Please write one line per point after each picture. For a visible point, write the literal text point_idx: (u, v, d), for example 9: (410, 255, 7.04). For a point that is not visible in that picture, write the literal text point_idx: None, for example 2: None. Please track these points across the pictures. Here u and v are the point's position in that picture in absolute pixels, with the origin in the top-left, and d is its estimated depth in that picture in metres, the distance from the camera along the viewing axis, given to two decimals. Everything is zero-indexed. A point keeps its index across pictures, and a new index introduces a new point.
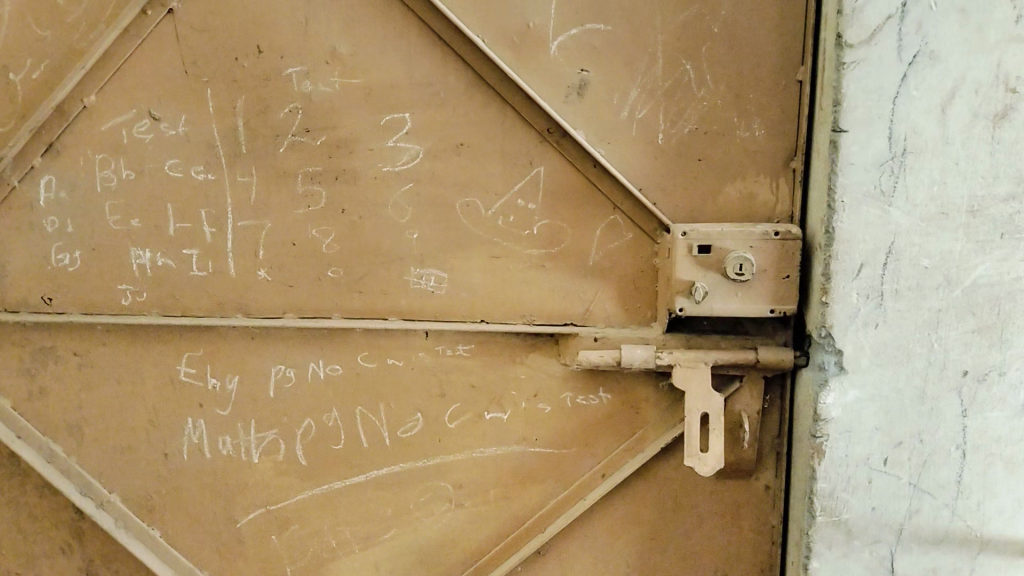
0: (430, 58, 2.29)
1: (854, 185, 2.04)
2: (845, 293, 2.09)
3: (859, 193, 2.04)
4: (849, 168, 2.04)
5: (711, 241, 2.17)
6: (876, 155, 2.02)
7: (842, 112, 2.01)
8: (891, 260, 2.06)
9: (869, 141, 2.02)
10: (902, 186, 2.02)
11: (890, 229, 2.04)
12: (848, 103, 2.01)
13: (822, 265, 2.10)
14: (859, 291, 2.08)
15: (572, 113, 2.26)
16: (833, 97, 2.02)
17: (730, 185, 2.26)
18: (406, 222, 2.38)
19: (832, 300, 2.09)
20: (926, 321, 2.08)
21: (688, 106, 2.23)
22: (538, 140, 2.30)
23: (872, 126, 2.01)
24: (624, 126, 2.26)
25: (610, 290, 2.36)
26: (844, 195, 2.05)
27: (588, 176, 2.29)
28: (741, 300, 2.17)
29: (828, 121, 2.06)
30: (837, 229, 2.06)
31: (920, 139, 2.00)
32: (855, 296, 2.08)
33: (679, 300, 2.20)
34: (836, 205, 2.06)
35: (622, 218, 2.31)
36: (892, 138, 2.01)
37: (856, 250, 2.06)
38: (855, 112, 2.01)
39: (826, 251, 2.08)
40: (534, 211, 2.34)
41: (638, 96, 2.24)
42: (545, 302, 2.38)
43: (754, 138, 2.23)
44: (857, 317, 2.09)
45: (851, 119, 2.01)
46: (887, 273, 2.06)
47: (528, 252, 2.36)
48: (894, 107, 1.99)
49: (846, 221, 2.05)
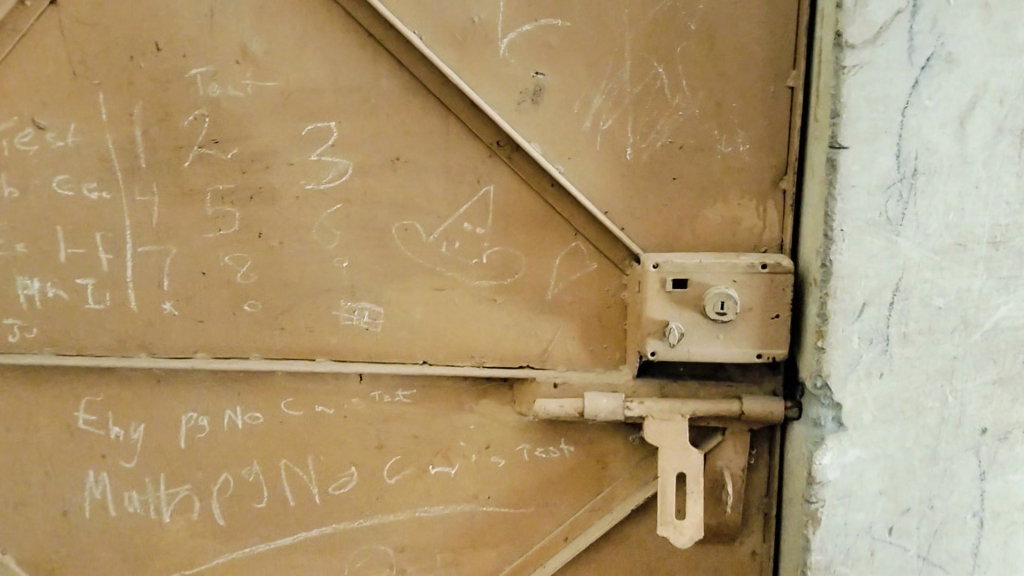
0: (358, 58, 1.94)
1: (855, 212, 1.72)
2: (845, 338, 1.78)
3: (861, 221, 1.73)
4: (850, 191, 1.72)
5: (688, 274, 1.84)
6: (881, 176, 1.71)
7: (841, 125, 1.70)
8: (898, 299, 1.75)
9: (873, 160, 1.70)
10: (912, 213, 1.71)
11: (898, 263, 1.73)
12: (848, 115, 1.69)
13: (817, 305, 1.79)
14: (861, 335, 1.77)
15: (526, 123, 1.93)
16: (830, 107, 1.70)
17: (709, 208, 1.94)
18: (334, 248, 2.04)
19: (829, 345, 1.78)
20: (938, 369, 1.78)
21: (661, 117, 1.91)
22: (486, 154, 1.96)
23: (878, 142, 1.69)
24: (586, 139, 1.93)
25: (572, 329, 2.03)
26: (844, 223, 1.73)
27: (545, 196, 1.96)
28: (723, 343, 1.86)
29: (825, 135, 1.74)
30: (835, 264, 1.75)
31: (934, 157, 1.69)
32: (856, 341, 1.78)
33: (650, 342, 1.88)
34: (834, 235, 1.74)
35: (585, 246, 1.98)
36: (902, 156, 1.69)
37: (857, 288, 1.75)
38: (857, 126, 1.69)
39: (823, 289, 1.77)
40: (482, 237, 2.00)
41: (602, 104, 1.92)
42: (498, 343, 2.05)
43: (737, 153, 1.91)
44: (858, 365, 1.78)
45: (853, 133, 1.70)
46: (893, 315, 1.76)
47: (476, 285, 2.02)
48: (903, 120, 1.68)
49: (845, 253, 1.74)
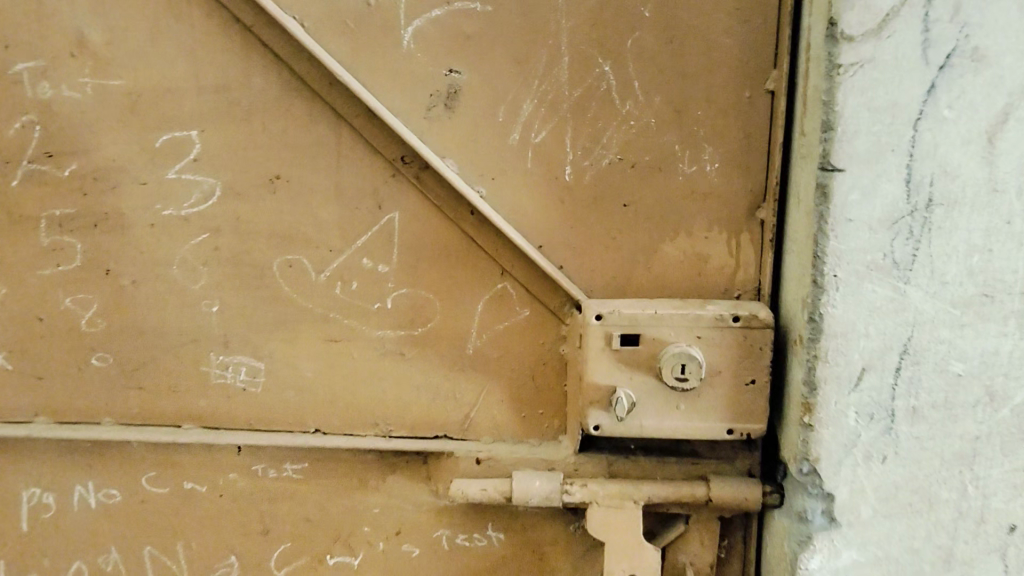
0: (225, 51, 1.54)
1: (851, 253, 1.34)
2: (839, 412, 1.39)
3: (859, 265, 1.35)
4: (846, 226, 1.34)
5: (641, 328, 1.45)
6: (886, 207, 1.32)
7: (835, 141, 1.31)
8: (906, 364, 1.37)
9: (876, 186, 1.32)
10: (924, 255, 1.33)
11: (906, 318, 1.35)
12: (844, 128, 1.31)
13: (803, 370, 1.41)
14: (858, 410, 1.39)
15: (437, 135, 1.54)
16: (821, 119, 1.32)
17: (668, 242, 1.55)
18: (201, 289, 1.63)
19: (817, 422, 1.40)
20: (956, 453, 1.40)
21: (607, 128, 1.51)
22: (388, 172, 1.56)
23: (881, 164, 1.31)
24: (513, 154, 1.54)
25: (500, 391, 1.62)
26: (837, 267, 1.35)
27: (464, 226, 1.55)
28: (685, 415, 1.46)
29: (814, 154, 1.36)
30: (826, 319, 1.37)
31: (955, 184, 1.30)
32: (852, 417, 1.39)
33: (594, 414, 1.48)
34: (825, 282, 1.36)
35: (514, 288, 1.58)
36: (913, 182, 1.31)
37: (854, 349, 1.37)
38: (855, 142, 1.31)
39: (810, 350, 1.39)
40: (385, 276, 1.59)
41: (533, 111, 1.52)
42: (407, 408, 1.64)
43: (704, 175, 1.51)
44: (855, 447, 1.40)
45: (850, 152, 1.31)
46: (899, 384, 1.38)
47: (379, 335, 1.62)
48: (915, 135, 1.30)
49: (839, 305, 1.36)
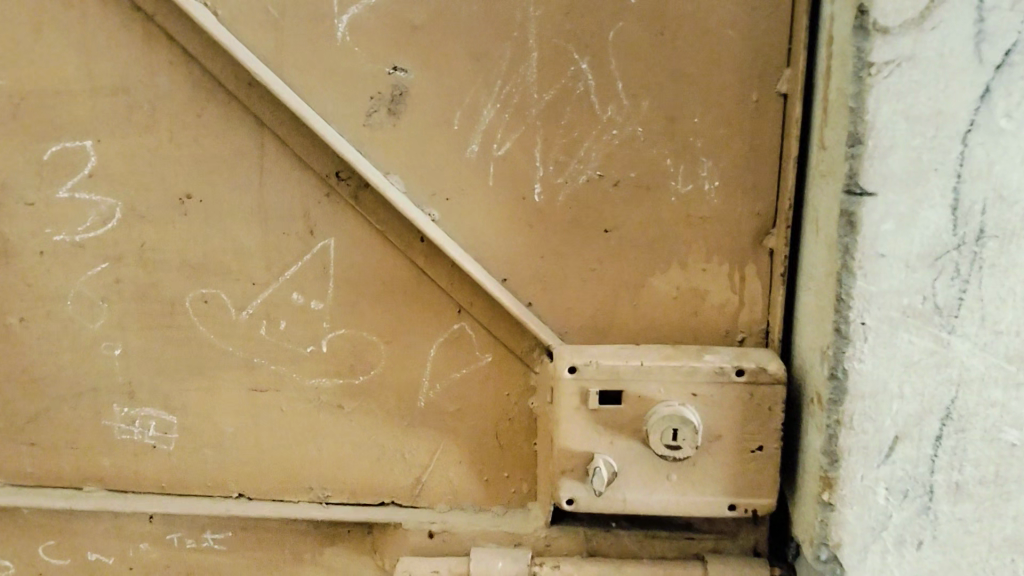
0: (124, 44, 1.28)
1: (883, 296, 1.09)
2: (865, 489, 1.14)
3: (893, 311, 1.09)
4: (877, 263, 1.08)
5: (624, 384, 1.19)
6: (927, 240, 1.07)
7: (864, 159, 1.06)
8: (949, 431, 1.11)
9: (914, 214, 1.06)
10: (973, 300, 1.07)
11: (950, 377, 1.10)
12: (876, 143, 1.05)
13: (821, 437, 1.15)
14: (889, 486, 1.14)
15: (380, 146, 1.28)
16: (847, 130, 1.06)
17: (658, 275, 1.29)
18: (102, 329, 1.38)
19: (840, 500, 1.15)
20: (1008, 539, 1.14)
21: (584, 138, 1.25)
22: (322, 191, 1.30)
23: (922, 187, 1.06)
24: (471, 170, 1.27)
25: (457, 451, 1.36)
26: (866, 314, 1.10)
27: (413, 256, 1.29)
28: (678, 488, 1.20)
29: (838, 173, 1.10)
30: (851, 376, 1.11)
31: (1013, 212, 1.05)
32: (882, 495, 1.14)
33: (567, 486, 1.22)
34: (851, 331, 1.10)
35: (474, 330, 1.31)
36: (961, 209, 1.06)
37: (886, 413, 1.12)
38: (889, 160, 1.06)
39: (831, 413, 1.13)
40: (319, 314, 1.33)
41: (494, 117, 1.25)
42: (347, 470, 1.38)
43: (700, 195, 1.25)
44: (884, 530, 1.15)
45: (883, 172, 1.06)
46: (940, 455, 1.12)
47: (313, 385, 1.35)
48: (964, 151, 1.04)
49: (868, 360, 1.11)
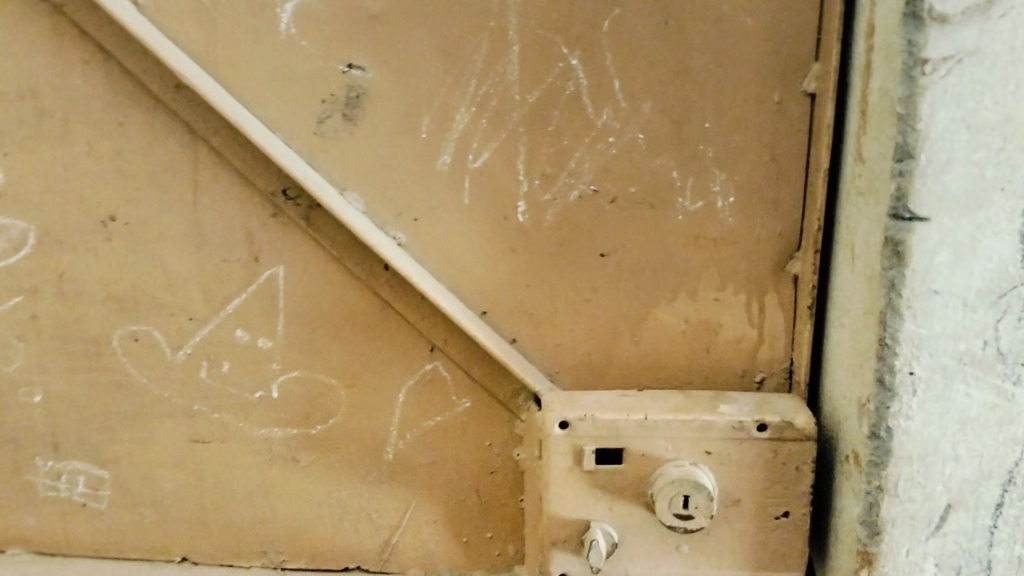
0: (28, 41, 1.08)
1: (936, 342, 0.91)
2: (911, 565, 0.97)
3: (947, 359, 0.91)
4: (929, 301, 0.90)
5: (625, 441, 1.00)
6: (989, 275, 0.89)
7: (916, 176, 0.87)
8: (1011, 498, 0.94)
9: (976, 244, 0.88)
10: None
11: (1015, 435, 0.92)
12: (930, 157, 0.86)
13: (859, 505, 0.97)
14: (939, 562, 0.96)
15: (333, 159, 1.08)
16: (894, 141, 0.87)
17: (663, 307, 1.10)
18: (19, 371, 1.20)
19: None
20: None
21: (575, 148, 1.05)
22: (268, 212, 1.11)
23: (985, 211, 0.87)
24: (442, 185, 1.08)
25: (431, 509, 1.18)
26: (915, 362, 0.91)
27: (375, 287, 1.10)
28: (689, 560, 1.03)
29: (881, 192, 0.91)
30: (896, 436, 0.93)
31: None
32: (930, 572, 0.97)
33: (558, 559, 1.04)
34: (897, 383, 0.92)
35: (448, 372, 1.13)
36: None
37: (936, 478, 0.94)
38: (946, 178, 0.87)
39: (871, 478, 0.95)
40: (269, 353, 1.15)
41: (469, 124, 1.06)
42: (305, 531, 1.22)
43: (713, 213, 1.06)
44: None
45: (938, 193, 0.87)
46: (1000, 526, 0.95)
47: (263, 436, 1.18)
48: None
49: (917, 417, 0.93)
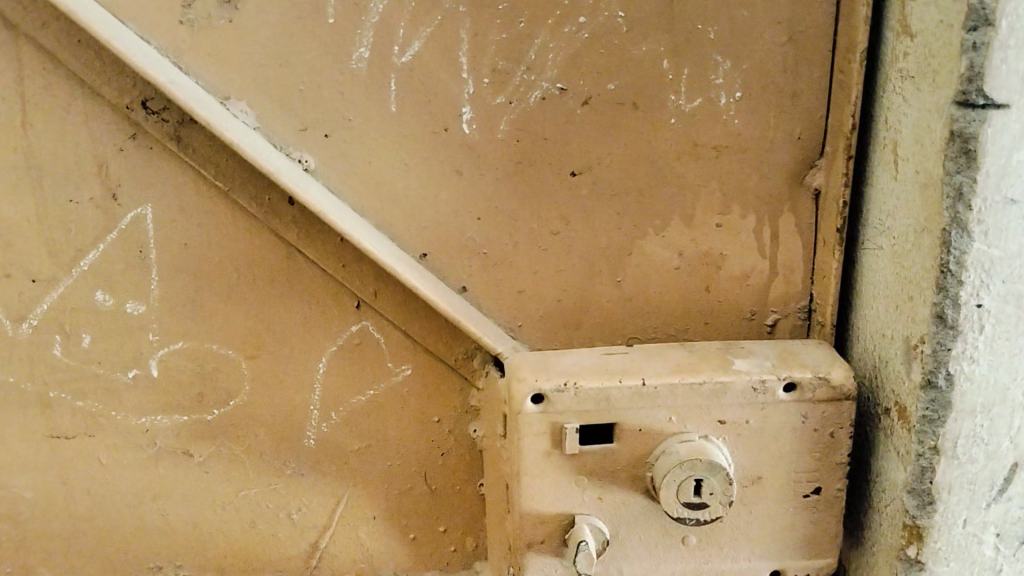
0: None
1: (1011, 264, 0.65)
2: (968, 540, 0.73)
3: (1023, 285, 0.65)
4: (1003, 215, 0.64)
5: (617, 414, 0.78)
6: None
7: (994, 51, 0.60)
8: None
9: None
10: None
11: None
12: (1013, 24, 0.59)
13: (904, 470, 0.72)
14: (1000, 532, 0.72)
15: (208, 57, 0.79)
16: (965, 1, 0.60)
17: (652, 237, 0.86)
18: None
19: (933, 558, 0.72)
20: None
21: (535, 32, 0.79)
22: (127, 133, 0.82)
23: None
24: (357, 88, 0.80)
25: (368, 503, 0.95)
26: (984, 292, 0.65)
27: (277, 228, 0.83)
28: (699, 554, 0.82)
29: (942, 61, 0.64)
30: (958, 385, 0.68)
31: None
32: (989, 545, 0.73)
33: (535, 564, 0.82)
34: (960, 320, 0.66)
35: (381, 333, 0.88)
36: None
37: (1002, 434, 0.69)
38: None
39: (922, 437, 0.70)
40: (142, 321, 0.88)
41: (391, 3, 0.78)
42: (207, 540, 0.97)
43: (714, 116, 0.82)
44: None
45: (1022, 73, 0.60)
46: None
47: (141, 427, 0.92)
48: None
49: (983, 359, 0.67)
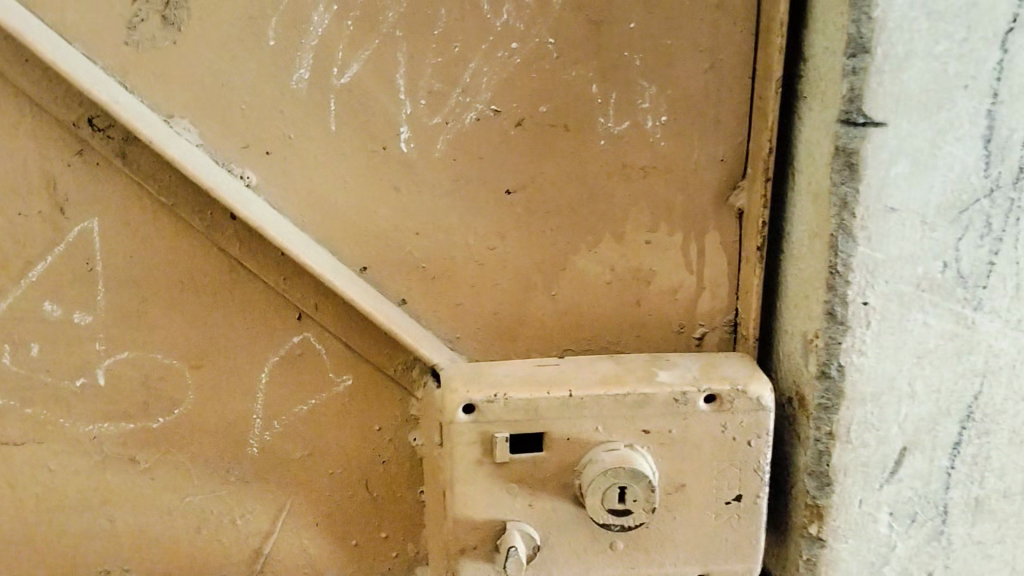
0: None
1: (892, 266, 0.71)
2: (865, 518, 0.79)
3: (904, 285, 0.72)
4: (884, 223, 0.70)
5: (545, 424, 0.81)
6: (950, 188, 0.70)
7: (871, 75, 0.67)
8: (969, 436, 0.77)
9: (939, 141, 0.68)
10: (1006, 265, 0.72)
11: (977, 362, 0.74)
12: (888, 51, 0.66)
13: (805, 452, 0.78)
14: (893, 511, 0.78)
15: (153, 76, 0.82)
16: (846, 31, 0.66)
17: (585, 253, 0.89)
18: None
19: (832, 532, 0.79)
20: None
21: (469, 57, 0.82)
22: (74, 148, 0.84)
23: (947, 114, 0.68)
24: (299, 108, 0.83)
25: (311, 509, 0.98)
26: (869, 291, 0.72)
27: (221, 241, 0.86)
28: (626, 559, 0.86)
29: (828, 84, 0.71)
30: (850, 375, 0.74)
31: None
32: (884, 523, 0.79)
33: (468, 569, 0.85)
34: (849, 316, 0.73)
35: (323, 344, 0.91)
36: (1000, 130, 0.68)
37: (890, 420, 0.76)
38: (905, 77, 0.67)
39: (820, 423, 0.76)
40: (89, 331, 0.90)
41: (330, 28, 0.81)
42: (153, 545, 0.99)
43: (642, 137, 0.85)
44: (886, 565, 0.80)
45: (897, 95, 0.67)
46: (957, 466, 0.77)
47: (88, 434, 0.94)
48: (1004, 60, 0.66)
49: (871, 351, 0.74)
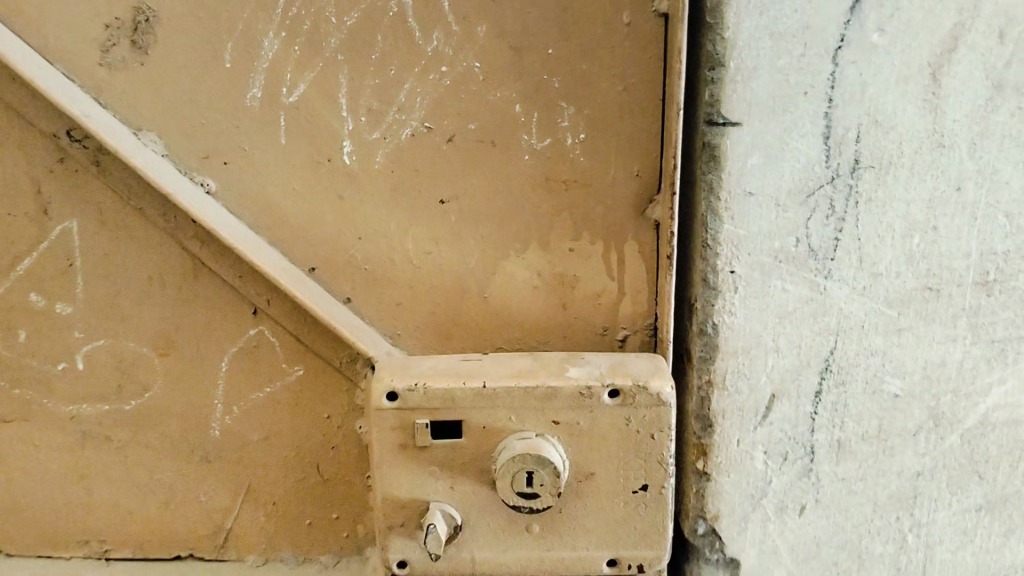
0: None
1: (755, 240, 0.85)
2: (742, 456, 0.91)
3: (765, 256, 0.85)
4: (745, 204, 0.84)
5: (462, 412, 0.88)
6: (798, 174, 0.83)
7: (727, 83, 0.81)
8: (829, 385, 0.89)
9: (786, 136, 0.82)
10: (850, 240, 0.85)
11: (830, 321, 0.87)
12: (739, 64, 0.81)
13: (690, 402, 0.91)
14: (768, 449, 0.91)
15: (124, 93, 0.93)
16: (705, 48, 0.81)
17: (514, 258, 0.97)
18: None
19: (716, 469, 0.91)
20: (893, 495, 0.93)
21: (403, 79, 0.91)
22: (55, 155, 0.95)
23: (791, 113, 0.82)
24: (253, 122, 0.93)
25: (268, 489, 1.06)
26: (735, 261, 0.85)
27: (182, 240, 0.96)
28: (541, 541, 0.92)
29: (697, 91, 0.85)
30: (722, 332, 0.87)
31: (896, 130, 0.83)
32: (760, 460, 0.91)
33: (396, 545, 0.93)
34: (720, 282, 0.86)
35: (275, 335, 1.00)
36: (837, 126, 0.82)
37: (760, 371, 0.88)
38: (755, 84, 0.81)
39: (700, 374, 0.89)
40: (69, 320, 1.01)
41: (279, 52, 0.91)
42: (129, 517, 1.09)
43: (562, 152, 0.93)
44: (764, 498, 0.92)
45: (748, 99, 0.81)
46: (820, 412, 0.90)
47: (69, 414, 1.05)
48: (835, 70, 0.81)
49: (741, 313, 0.87)
